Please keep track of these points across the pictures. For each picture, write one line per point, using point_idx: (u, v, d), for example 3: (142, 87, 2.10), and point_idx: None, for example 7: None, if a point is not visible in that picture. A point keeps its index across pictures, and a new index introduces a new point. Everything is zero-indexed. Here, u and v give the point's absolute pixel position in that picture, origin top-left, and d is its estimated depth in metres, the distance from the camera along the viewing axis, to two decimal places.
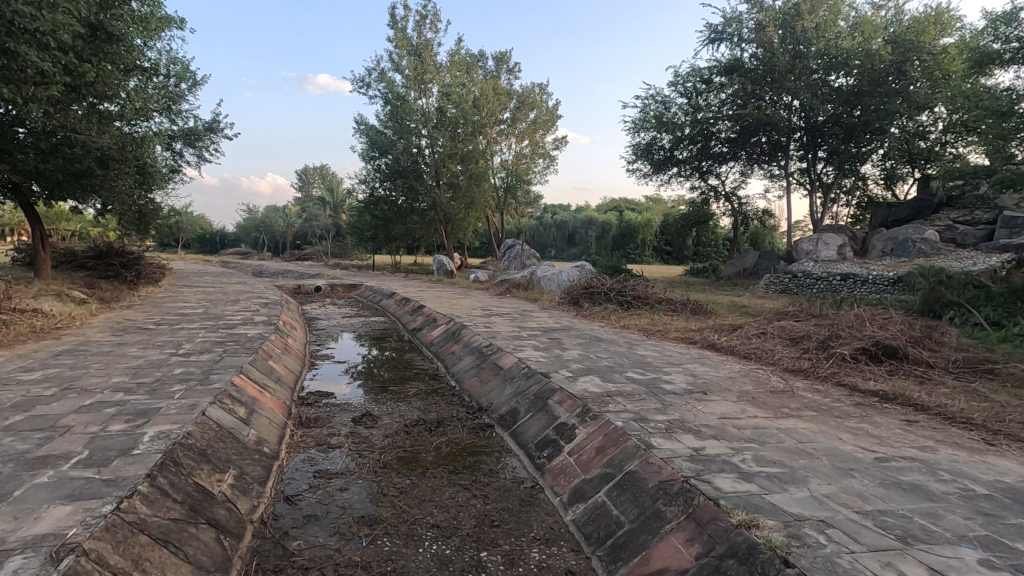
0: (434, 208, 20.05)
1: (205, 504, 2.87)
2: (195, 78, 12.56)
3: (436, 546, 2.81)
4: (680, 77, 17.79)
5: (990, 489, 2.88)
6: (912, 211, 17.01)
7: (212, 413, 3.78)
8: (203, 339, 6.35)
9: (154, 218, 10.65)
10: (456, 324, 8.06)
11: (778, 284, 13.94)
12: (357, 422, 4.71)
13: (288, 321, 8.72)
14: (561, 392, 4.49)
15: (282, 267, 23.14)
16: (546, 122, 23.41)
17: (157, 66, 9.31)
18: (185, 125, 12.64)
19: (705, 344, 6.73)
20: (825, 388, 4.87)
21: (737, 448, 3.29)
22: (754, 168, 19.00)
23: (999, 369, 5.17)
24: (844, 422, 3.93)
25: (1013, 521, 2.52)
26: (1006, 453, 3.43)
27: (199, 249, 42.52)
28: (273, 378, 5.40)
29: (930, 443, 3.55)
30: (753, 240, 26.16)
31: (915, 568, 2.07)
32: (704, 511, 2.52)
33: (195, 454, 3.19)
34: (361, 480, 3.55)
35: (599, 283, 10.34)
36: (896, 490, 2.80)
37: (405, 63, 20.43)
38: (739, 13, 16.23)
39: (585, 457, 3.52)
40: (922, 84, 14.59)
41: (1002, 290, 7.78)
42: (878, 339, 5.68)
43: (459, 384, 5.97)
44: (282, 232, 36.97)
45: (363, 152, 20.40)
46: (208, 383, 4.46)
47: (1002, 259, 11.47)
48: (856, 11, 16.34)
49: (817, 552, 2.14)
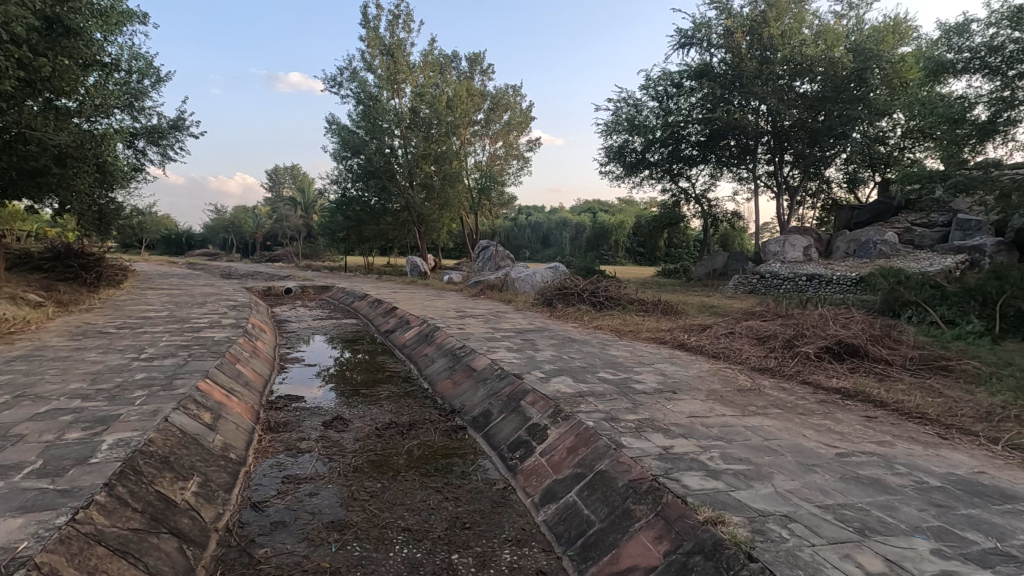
0: (408, 208, 19.89)
1: (167, 513, 2.79)
2: (159, 75, 12.20)
3: (407, 550, 2.78)
4: (651, 81, 18.06)
5: (943, 480, 3.00)
6: (873, 214, 17.36)
7: (176, 419, 3.68)
8: (167, 343, 6.17)
9: (116, 218, 10.30)
10: (429, 325, 8.04)
11: (746, 284, 14.24)
12: (328, 426, 4.65)
13: (258, 324, 8.54)
14: (533, 392, 4.51)
15: (250, 269, 22.59)
16: (519, 123, 23.51)
17: (118, 62, 9.04)
18: (148, 123, 12.25)
19: (675, 344, 6.84)
20: (791, 386, 5.00)
21: (705, 446, 3.36)
22: (723, 172, 19.34)
23: (953, 366, 5.42)
24: (808, 419, 4.04)
25: (964, 511, 2.63)
26: (958, 446, 3.59)
27: (165, 250, 41.21)
28: (240, 382, 5.28)
29: (889, 438, 3.68)
30: (723, 241, 26.77)
31: (872, 559, 2.15)
32: (672, 509, 2.56)
33: (156, 462, 3.10)
34: (331, 485, 3.51)
35: (573, 284, 10.43)
36: (855, 484, 2.90)
37: (377, 62, 20.21)
38: (708, 19, 16.59)
39: (556, 458, 3.55)
40: (881, 92, 15.13)
41: (956, 289, 8.02)
42: (840, 338, 5.86)
43: (431, 386, 5.94)
44: (252, 233, 36.17)
45: (335, 152, 20.13)
46: (172, 389, 4.33)
47: (957, 260, 12.00)
48: (820, 19, 16.82)
49: (780, 546, 2.19)
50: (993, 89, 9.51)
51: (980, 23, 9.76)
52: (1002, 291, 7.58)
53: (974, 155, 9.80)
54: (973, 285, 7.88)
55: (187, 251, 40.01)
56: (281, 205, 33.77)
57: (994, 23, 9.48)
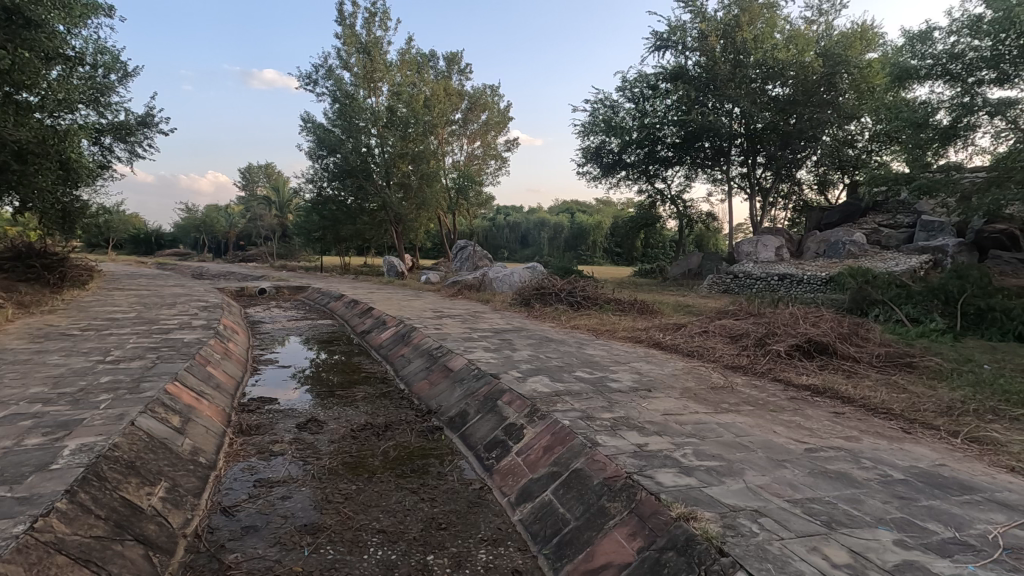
0: (385, 208, 19.70)
1: (133, 519, 2.72)
2: (125, 70, 11.86)
3: (382, 552, 2.76)
4: (627, 83, 18.27)
5: (906, 473, 3.10)
6: (843, 215, 17.79)
7: (142, 422, 3.58)
8: (135, 346, 6.00)
9: (81, 217, 9.95)
10: (405, 326, 7.97)
11: (720, 284, 14.43)
12: (302, 428, 4.59)
13: (230, 325, 8.37)
14: (510, 392, 4.52)
15: (221, 270, 22.07)
16: (497, 123, 23.53)
17: (82, 55, 8.78)
18: (116, 118, 11.88)
19: (650, 343, 6.91)
20: (763, 383, 5.11)
21: (678, 443, 3.41)
22: (698, 173, 19.58)
23: (917, 363, 5.60)
24: (778, 415, 4.13)
25: (926, 502, 2.72)
26: (921, 440, 3.70)
27: (133, 250, 39.92)
28: (210, 385, 5.16)
29: (856, 433, 3.79)
30: (698, 242, 27.17)
31: (838, 551, 2.20)
32: (646, 505, 2.59)
33: (122, 467, 3.01)
34: (304, 488, 3.46)
35: (550, 284, 10.46)
36: (823, 478, 2.97)
37: (353, 60, 20.01)
38: (683, 22, 16.84)
39: (532, 457, 3.55)
40: (849, 96, 15.60)
41: (921, 288, 8.28)
42: (810, 336, 5.99)
43: (408, 387, 5.92)
44: (224, 233, 35.43)
45: (311, 151, 19.82)
46: (138, 392, 4.22)
47: (921, 260, 12.38)
48: (791, 24, 17.17)
49: (750, 540, 2.23)
50: (954, 95, 9.83)
51: (942, 31, 10.06)
52: (963, 291, 7.89)
53: (938, 158, 10.14)
54: (936, 284, 8.15)
55: (157, 251, 38.94)
56: (254, 204, 33.12)
57: (955, 31, 9.78)
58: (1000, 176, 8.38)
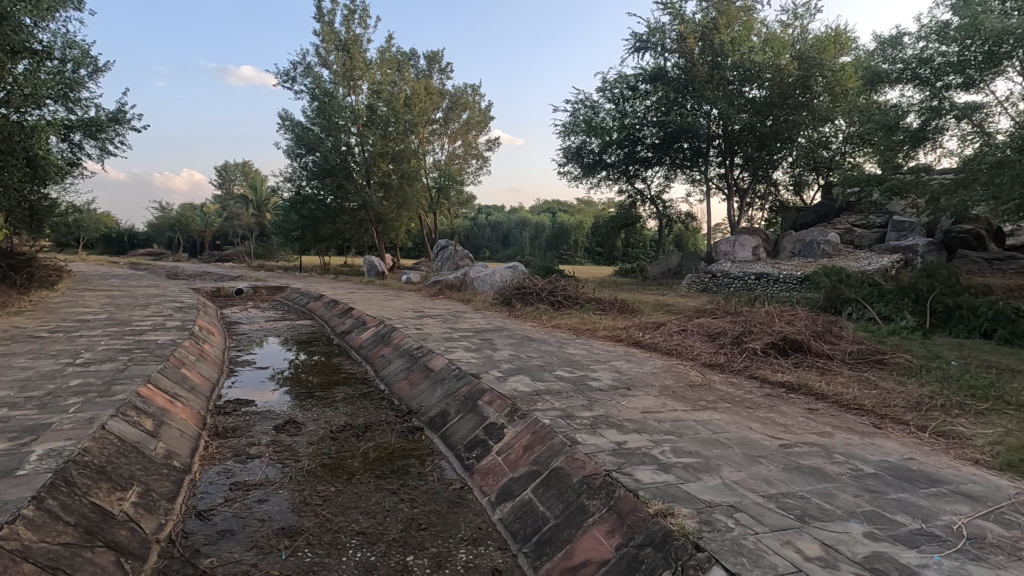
0: (365, 207, 19.54)
1: (104, 525, 2.66)
2: (95, 65, 11.56)
3: (360, 554, 2.74)
4: (607, 83, 18.40)
5: (877, 467, 3.18)
6: (818, 215, 18.14)
7: (114, 426, 3.50)
8: (105, 348, 5.86)
9: (49, 216, 9.68)
10: (385, 326, 7.91)
11: (699, 284, 14.56)
12: (279, 430, 4.52)
13: (205, 325, 8.22)
14: (490, 392, 4.52)
15: (196, 270, 21.59)
16: (478, 122, 23.50)
17: (49, 49, 8.56)
18: (85, 115, 11.57)
19: (631, 341, 6.98)
20: (739, 380, 5.20)
21: (657, 440, 3.45)
22: (677, 174, 19.78)
23: (887, 360, 5.74)
24: (754, 412, 4.20)
25: (894, 495, 2.79)
26: (891, 435, 3.81)
27: (105, 250, 39.01)
28: (185, 387, 5.06)
29: (828, 429, 3.87)
30: (678, 242, 27.48)
31: (810, 544, 2.25)
32: (624, 502, 2.61)
33: (91, 472, 2.94)
34: (282, 491, 3.41)
35: (531, 284, 10.48)
36: (797, 473, 3.03)
37: (333, 58, 19.82)
38: (661, 24, 17.00)
39: (512, 457, 3.55)
40: (824, 99, 15.95)
41: (892, 287, 8.50)
42: (785, 334, 6.10)
43: (388, 387, 5.89)
44: (200, 233, 34.81)
45: (289, 149, 19.55)
46: (109, 395, 4.12)
47: (892, 260, 12.67)
48: (767, 27, 17.48)
49: (725, 535, 2.27)
50: (923, 98, 10.09)
51: (912, 36, 10.31)
52: (932, 289, 8.13)
53: (908, 160, 10.46)
54: (906, 283, 8.37)
55: (129, 251, 38.00)
56: (230, 203, 32.54)
57: (923, 36, 10.01)
58: (967, 177, 8.69)
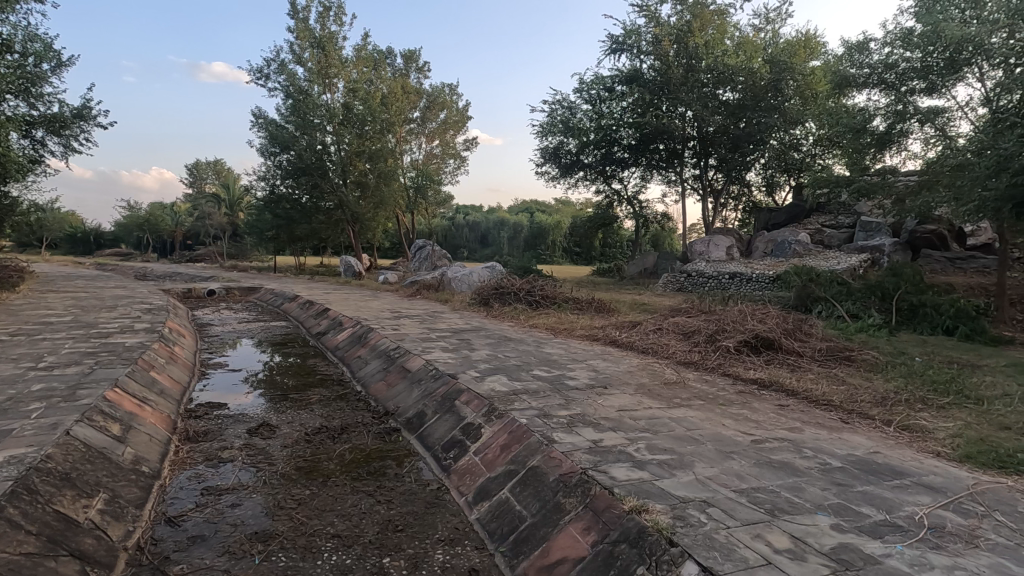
0: (341, 207, 19.32)
1: (68, 534, 2.59)
2: (58, 59, 11.21)
3: (336, 557, 2.72)
4: (584, 85, 18.56)
5: (844, 461, 3.27)
6: (789, 216, 18.58)
7: (79, 432, 3.40)
8: (71, 351, 5.69)
9: (9, 214, 9.35)
10: (362, 327, 7.83)
11: (674, 283, 14.76)
12: (252, 433, 4.44)
13: (175, 327, 8.03)
14: (467, 392, 4.52)
15: (166, 270, 21.09)
16: (455, 122, 23.42)
17: (9, 42, 8.26)
18: (48, 111, 11.20)
19: (608, 340, 7.05)
20: (712, 377, 5.30)
21: (632, 438, 3.49)
22: (653, 175, 20.01)
23: (855, 356, 5.91)
24: (727, 409, 4.28)
25: (860, 488, 2.88)
26: (858, 430, 3.92)
27: (70, 251, 37.84)
28: (154, 391, 4.94)
29: (799, 425, 3.96)
30: (655, 242, 27.84)
31: (779, 537, 2.30)
32: (600, 500, 2.64)
33: (55, 479, 2.85)
34: (256, 494, 3.36)
35: (509, 283, 10.48)
36: (768, 468, 3.10)
37: (307, 55, 19.54)
38: (637, 27, 17.18)
39: (489, 457, 3.56)
40: (795, 102, 16.30)
41: (859, 286, 8.74)
42: (756, 332, 6.22)
43: (365, 388, 5.83)
44: (169, 232, 34.00)
45: (262, 148, 19.21)
46: (73, 400, 3.99)
47: (861, 259, 13.01)
48: (740, 31, 17.81)
49: (697, 530, 2.31)
50: (888, 102, 10.33)
51: (878, 42, 10.59)
52: (898, 287, 8.39)
53: (876, 162, 10.79)
54: (873, 282, 8.62)
55: (95, 251, 36.90)
56: (201, 202, 31.84)
57: (889, 42, 10.30)
58: (930, 179, 9.08)
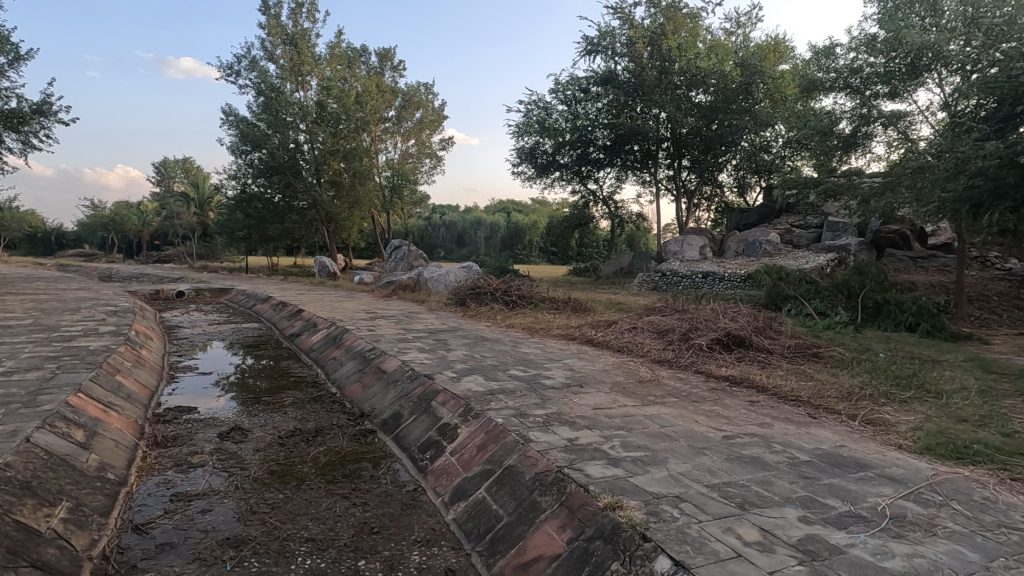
0: (314, 207, 19.03)
1: (29, 544, 2.50)
2: (17, 52, 10.81)
3: (311, 561, 2.68)
4: (560, 85, 18.70)
5: (811, 455, 3.37)
6: (759, 217, 18.97)
7: (40, 439, 3.29)
8: (31, 355, 5.49)
9: None
10: (336, 328, 7.74)
11: (649, 282, 14.97)
12: (224, 437, 4.36)
13: (143, 330, 7.82)
14: (443, 393, 4.50)
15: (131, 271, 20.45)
16: (431, 121, 23.32)
17: None
18: (5, 106, 10.78)
19: (583, 339, 7.11)
20: (686, 375, 5.39)
21: (607, 435, 3.53)
22: (627, 176, 20.24)
23: (822, 353, 6.08)
24: (700, 406, 4.36)
25: (827, 481, 2.97)
26: (825, 424, 4.03)
27: (30, 251, 36.46)
28: (120, 395, 4.80)
29: (768, 420, 4.06)
30: (630, 242, 28.16)
31: (749, 530, 2.36)
32: (576, 497, 2.67)
33: (14, 488, 2.75)
34: (227, 500, 3.30)
35: (485, 284, 10.46)
36: (738, 463, 3.17)
37: (279, 52, 19.22)
38: (612, 28, 17.37)
39: (466, 457, 3.56)
40: (764, 104, 16.67)
41: (827, 285, 8.98)
42: (728, 330, 6.35)
43: (340, 390, 5.76)
44: (136, 232, 33.03)
45: (233, 146, 18.84)
46: (34, 406, 3.86)
47: (828, 259, 13.40)
48: (711, 34, 18.13)
49: (670, 525, 2.35)
50: (854, 106, 10.60)
51: (843, 47, 10.88)
52: (863, 286, 8.65)
53: (842, 164, 11.10)
54: (840, 280, 8.88)
55: (57, 251, 35.65)
56: (169, 201, 31.04)
57: (853, 48, 10.61)
58: (893, 180, 9.43)
